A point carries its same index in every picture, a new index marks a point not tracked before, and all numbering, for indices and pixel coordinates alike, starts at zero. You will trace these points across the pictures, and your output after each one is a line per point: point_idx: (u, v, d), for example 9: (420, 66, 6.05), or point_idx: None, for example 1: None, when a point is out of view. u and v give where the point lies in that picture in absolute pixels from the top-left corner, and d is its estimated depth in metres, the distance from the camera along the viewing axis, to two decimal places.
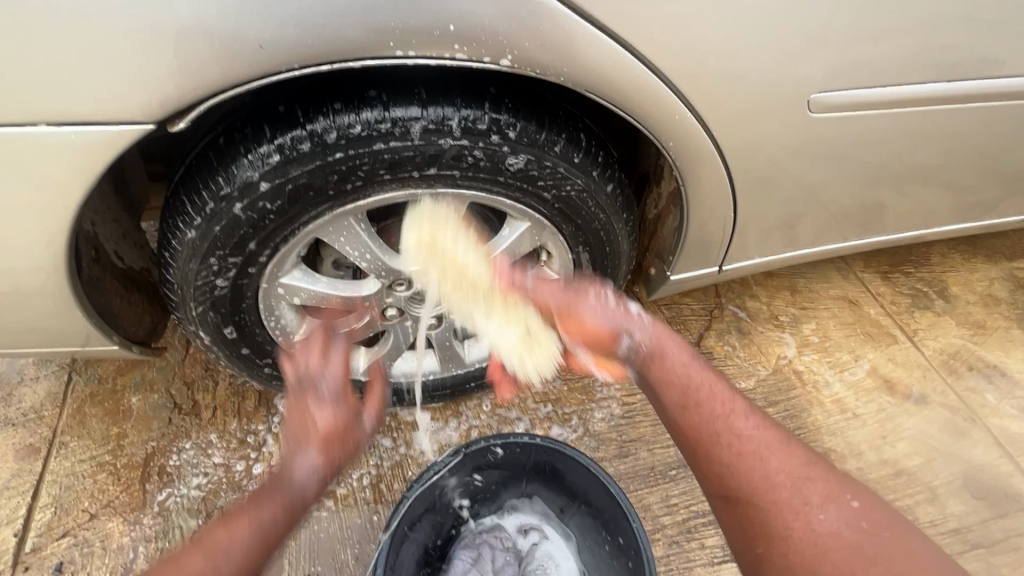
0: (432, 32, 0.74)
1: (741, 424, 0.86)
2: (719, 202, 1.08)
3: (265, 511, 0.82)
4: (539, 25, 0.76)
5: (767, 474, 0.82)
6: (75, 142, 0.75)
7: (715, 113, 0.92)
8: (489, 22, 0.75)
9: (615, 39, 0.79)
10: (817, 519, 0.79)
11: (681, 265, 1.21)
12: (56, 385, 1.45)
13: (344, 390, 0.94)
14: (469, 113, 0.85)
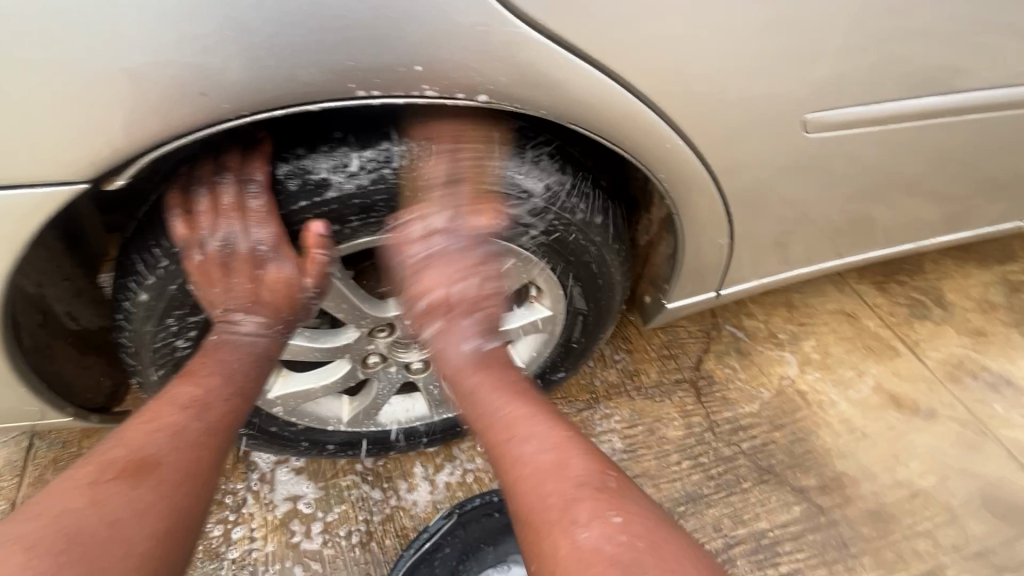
0: (395, 70, 0.67)
1: (552, 453, 0.75)
2: (710, 227, 1.04)
3: (170, 453, 0.68)
4: (514, 58, 0.70)
5: (539, 500, 0.72)
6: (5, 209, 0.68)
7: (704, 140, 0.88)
8: (457, 59, 0.68)
9: (596, 68, 0.74)
10: (578, 538, 0.67)
11: (677, 292, 1.16)
12: (14, 453, 1.34)
13: (295, 285, 0.81)
14: (449, 147, 0.79)
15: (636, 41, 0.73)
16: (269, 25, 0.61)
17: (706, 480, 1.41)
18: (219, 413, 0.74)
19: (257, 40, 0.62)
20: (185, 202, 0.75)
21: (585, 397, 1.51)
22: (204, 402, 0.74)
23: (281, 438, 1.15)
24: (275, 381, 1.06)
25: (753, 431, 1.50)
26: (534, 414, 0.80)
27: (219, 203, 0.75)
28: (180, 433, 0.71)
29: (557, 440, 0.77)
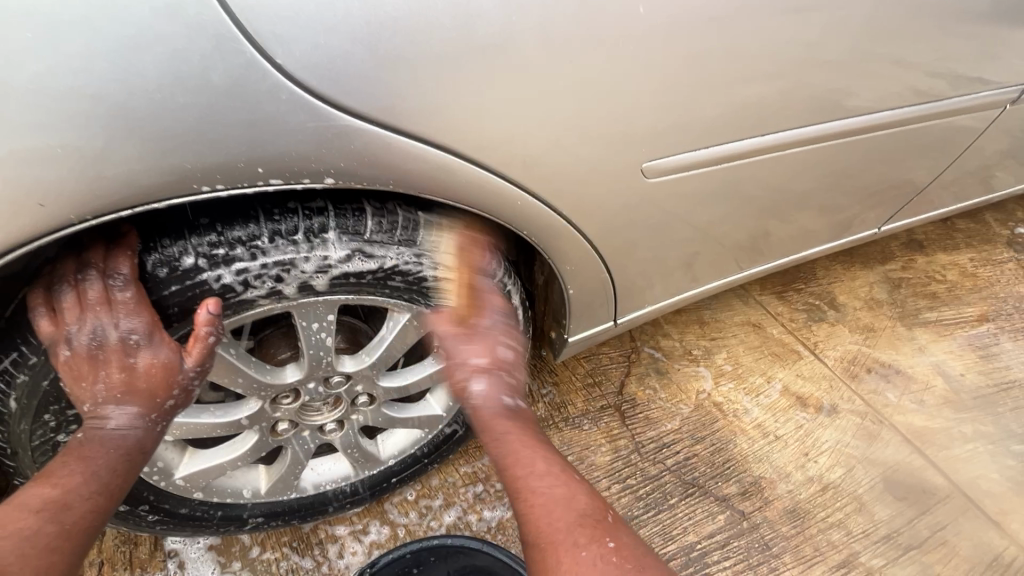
0: (235, 165, 0.67)
1: (563, 489, 0.88)
2: (591, 267, 1.10)
3: (17, 562, 0.66)
4: (356, 146, 0.70)
5: (548, 526, 0.84)
6: None
7: (568, 197, 0.92)
8: (294, 149, 0.68)
9: (443, 148, 0.75)
10: (579, 555, 0.81)
11: (577, 325, 1.24)
12: None
13: (174, 372, 0.79)
14: (314, 220, 0.81)
15: (481, 119, 0.75)
16: (94, 138, 0.59)
17: (635, 501, 1.45)
18: (72, 518, 0.73)
19: (82, 152, 0.60)
20: (49, 300, 0.74)
21: None
22: (62, 504, 0.73)
23: (194, 520, 1.11)
24: (180, 459, 1.03)
25: (676, 447, 1.57)
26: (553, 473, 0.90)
27: (84, 300, 0.74)
28: (32, 538, 0.69)
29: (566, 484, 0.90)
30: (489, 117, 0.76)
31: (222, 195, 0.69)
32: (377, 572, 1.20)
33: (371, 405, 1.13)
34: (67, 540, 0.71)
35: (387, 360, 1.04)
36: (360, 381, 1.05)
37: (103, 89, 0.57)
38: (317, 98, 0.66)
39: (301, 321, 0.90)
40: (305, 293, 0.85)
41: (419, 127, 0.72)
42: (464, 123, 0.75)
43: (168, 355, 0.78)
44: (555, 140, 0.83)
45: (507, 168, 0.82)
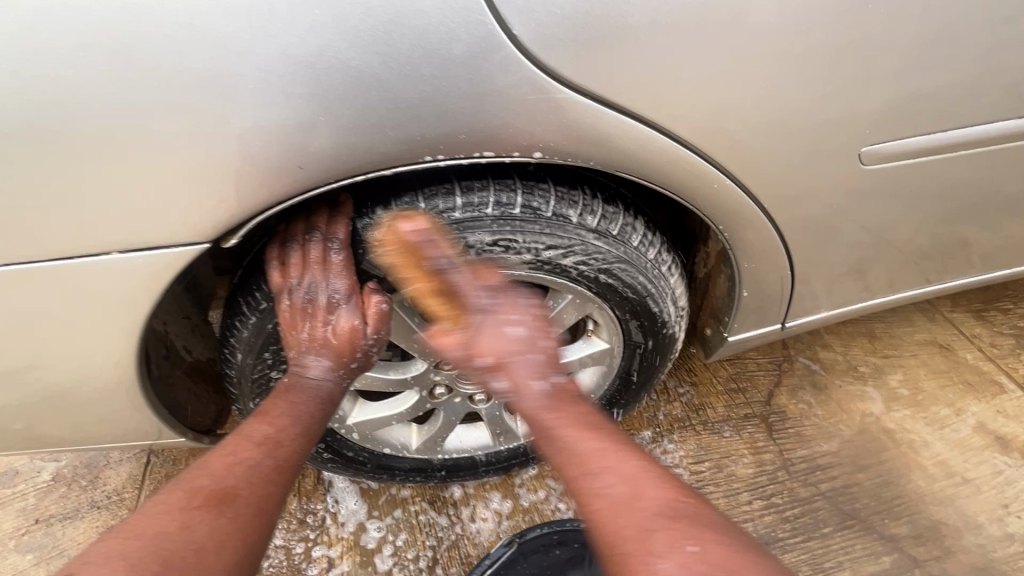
0: (457, 137, 0.69)
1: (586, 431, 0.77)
2: (773, 264, 1.00)
3: (252, 486, 0.78)
4: (569, 118, 0.70)
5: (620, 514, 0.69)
6: (146, 265, 0.73)
7: (766, 182, 0.84)
8: (512, 121, 0.69)
9: (650, 123, 0.72)
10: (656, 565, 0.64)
11: (740, 325, 1.13)
12: (136, 468, 1.54)
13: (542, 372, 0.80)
14: (499, 196, 0.83)
15: (692, 92, 0.71)
16: (350, 111, 0.64)
17: (781, 523, 1.33)
18: (285, 458, 0.84)
19: (339, 122, 0.65)
20: (281, 255, 0.85)
21: (647, 430, 1.49)
22: (279, 443, 0.85)
23: (356, 463, 1.24)
24: (352, 408, 1.15)
25: (833, 472, 1.40)
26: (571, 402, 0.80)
27: (306, 258, 0.83)
28: (257, 467, 0.80)
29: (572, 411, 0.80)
30: (702, 89, 0.72)
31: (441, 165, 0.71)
32: (524, 543, 1.22)
33: None
34: (283, 472, 0.82)
35: None
36: None
37: (366, 63, 0.62)
38: (543, 68, 0.66)
39: None
40: (482, 267, 0.88)
41: (633, 100, 0.70)
42: (676, 95, 0.71)
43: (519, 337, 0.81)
44: (765, 116, 0.76)
45: (710, 147, 0.77)
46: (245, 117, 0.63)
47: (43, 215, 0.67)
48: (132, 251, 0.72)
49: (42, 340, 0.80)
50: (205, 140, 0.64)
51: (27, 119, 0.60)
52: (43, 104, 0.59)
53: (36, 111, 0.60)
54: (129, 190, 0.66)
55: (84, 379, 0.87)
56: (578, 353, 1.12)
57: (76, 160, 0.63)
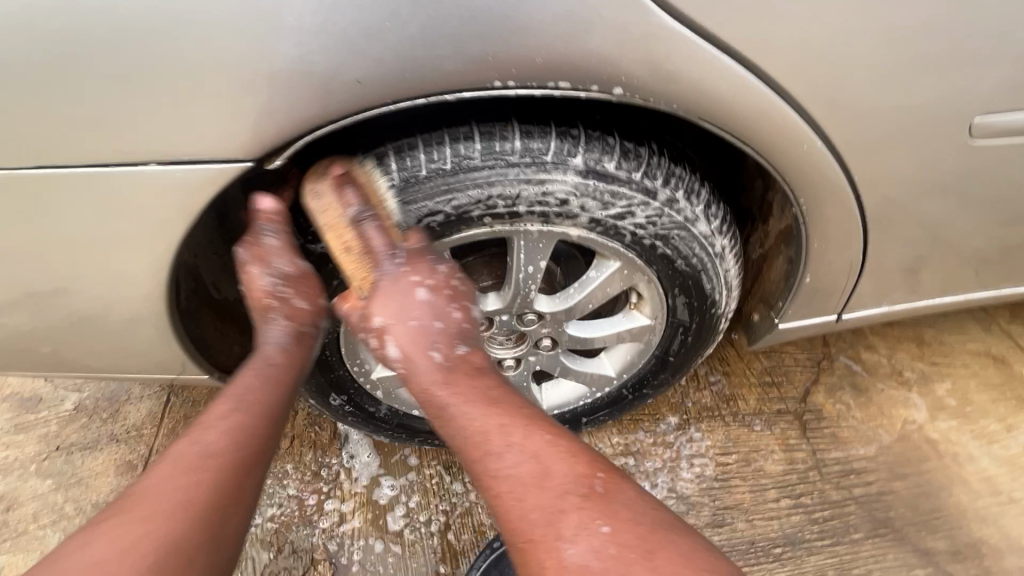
0: (532, 63, 0.62)
1: (467, 401, 0.74)
2: (846, 246, 0.91)
3: (214, 460, 0.69)
4: (660, 50, 0.62)
5: (523, 500, 0.66)
6: (184, 181, 0.68)
7: (857, 150, 0.76)
8: (598, 48, 0.62)
9: (744, 66, 0.65)
10: (564, 552, 0.62)
11: (794, 313, 1.05)
12: (155, 405, 1.54)
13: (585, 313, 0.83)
14: (561, 143, 0.76)
15: (796, 34, 0.63)
16: (418, 21, 0.58)
17: (809, 523, 1.28)
18: (262, 410, 0.76)
19: (404, 36, 0.59)
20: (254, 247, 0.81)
21: (673, 416, 1.44)
22: (256, 397, 0.76)
23: (376, 420, 1.20)
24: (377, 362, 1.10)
25: (868, 478, 1.33)
26: (463, 373, 0.77)
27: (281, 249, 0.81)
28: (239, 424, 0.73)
29: (458, 370, 0.77)
30: (808, 32, 0.63)
31: (512, 95, 0.65)
32: None
33: (552, 350, 1.11)
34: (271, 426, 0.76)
35: (585, 307, 0.99)
36: (551, 323, 1.02)
37: None
38: None
39: (519, 250, 0.87)
40: (533, 220, 0.82)
41: (729, 36, 0.62)
42: (779, 36, 0.63)
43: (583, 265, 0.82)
44: (872, 72, 0.68)
45: (804, 103, 0.69)
46: (303, 21, 0.57)
47: (85, 118, 0.63)
48: (171, 164, 0.67)
49: (73, 256, 0.77)
50: (257, 44, 0.59)
51: (74, 6, 0.56)
52: None
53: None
54: (172, 94, 0.62)
55: (112, 304, 0.84)
56: (617, 326, 1.07)
57: (122, 58, 0.59)
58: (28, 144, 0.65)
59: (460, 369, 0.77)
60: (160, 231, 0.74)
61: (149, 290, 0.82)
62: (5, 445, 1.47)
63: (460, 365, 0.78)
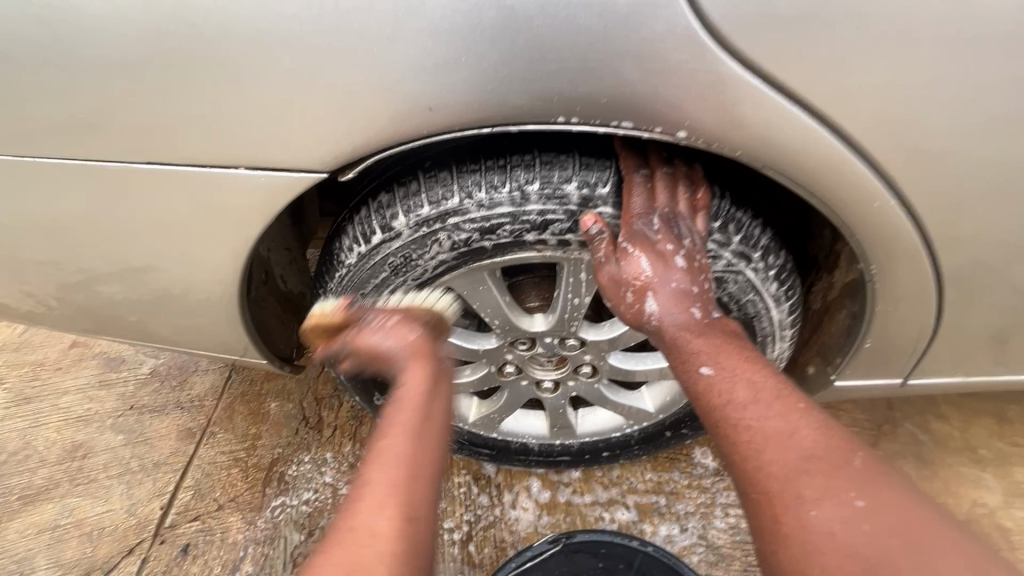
0: (596, 101, 0.64)
1: (750, 373, 0.70)
2: (917, 309, 0.85)
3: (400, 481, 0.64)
4: (727, 99, 0.62)
5: (771, 465, 0.62)
6: (266, 185, 0.76)
7: (940, 210, 0.71)
8: (663, 92, 0.62)
9: (818, 118, 0.63)
10: (806, 515, 0.57)
11: (852, 370, 1.00)
12: (218, 380, 1.67)
13: (693, 302, 0.77)
14: (618, 177, 0.77)
15: (879, 88, 0.61)
16: (494, 56, 0.61)
17: None
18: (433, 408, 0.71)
19: (480, 67, 0.62)
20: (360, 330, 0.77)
21: (712, 459, 1.40)
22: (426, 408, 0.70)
23: None
24: None
25: None
26: (722, 339, 0.74)
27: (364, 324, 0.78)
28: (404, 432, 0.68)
29: (718, 343, 0.74)
30: (894, 88, 0.61)
31: (573, 129, 0.67)
32: (572, 544, 1.13)
33: (592, 378, 1.11)
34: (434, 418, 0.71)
35: (629, 337, 1.03)
36: (592, 350, 1.03)
37: (521, 6, 0.59)
38: (712, 38, 0.59)
39: (566, 275, 0.89)
40: (584, 247, 0.82)
41: (802, 86, 0.61)
42: (861, 89, 0.61)
43: (684, 272, 0.77)
44: (963, 130, 0.64)
45: (882, 159, 0.66)
46: (388, 48, 0.62)
47: (189, 123, 0.70)
48: (258, 169, 0.74)
49: (166, 241, 0.86)
50: (344, 67, 0.64)
51: (191, 24, 0.63)
52: (209, 13, 0.62)
53: (200, 18, 0.62)
54: (266, 106, 0.68)
55: (193, 287, 0.93)
56: (661, 362, 1.08)
57: (225, 72, 0.66)
58: (140, 141, 0.73)
59: (720, 333, 0.76)
60: (242, 226, 0.82)
61: (224, 277, 0.90)
62: (88, 398, 1.64)
63: (714, 330, 0.76)
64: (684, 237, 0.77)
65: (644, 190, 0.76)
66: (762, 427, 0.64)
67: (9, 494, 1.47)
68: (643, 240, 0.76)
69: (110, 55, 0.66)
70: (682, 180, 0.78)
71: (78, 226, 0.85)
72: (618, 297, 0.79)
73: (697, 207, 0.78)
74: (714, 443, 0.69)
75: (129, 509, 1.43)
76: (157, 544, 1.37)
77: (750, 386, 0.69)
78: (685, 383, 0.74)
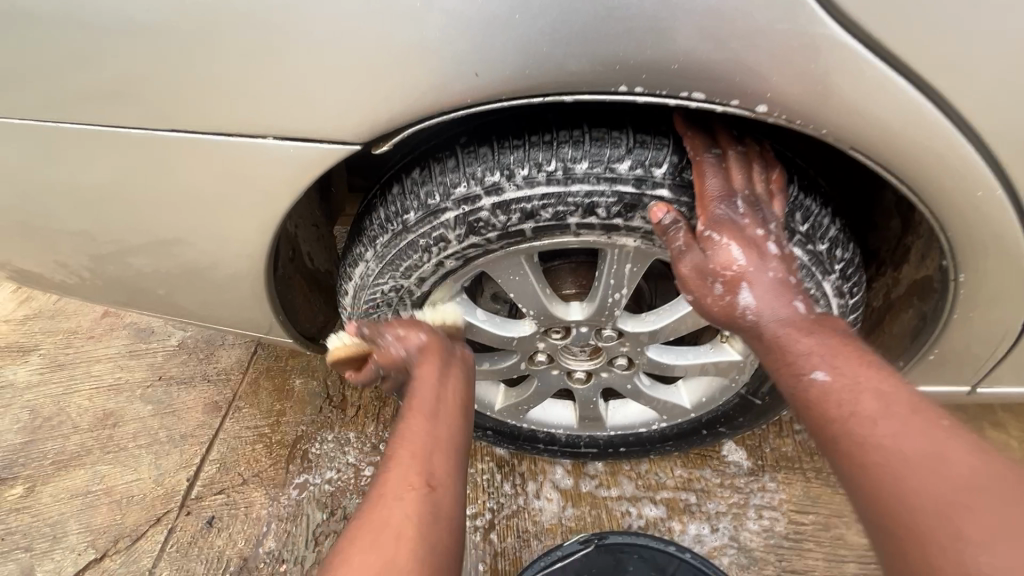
0: (663, 69, 0.57)
1: (876, 382, 0.61)
2: (1002, 314, 0.77)
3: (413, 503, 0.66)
4: (818, 66, 0.55)
5: (915, 495, 0.52)
6: (295, 156, 0.71)
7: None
8: (742, 57, 0.55)
9: (920, 91, 0.55)
10: (973, 560, 0.46)
11: (914, 376, 0.92)
12: (244, 355, 1.67)
13: (794, 294, 0.70)
14: (674, 156, 0.70)
15: (997, 58, 0.52)
16: (550, 13, 0.55)
17: None
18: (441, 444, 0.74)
19: (533, 26, 0.56)
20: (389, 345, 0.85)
21: (746, 458, 1.34)
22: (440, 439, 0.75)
23: None
24: None
25: None
26: (834, 337, 0.67)
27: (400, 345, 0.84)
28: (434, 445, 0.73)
29: (834, 346, 0.66)
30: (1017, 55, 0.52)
31: (634, 100, 0.60)
32: (603, 547, 1.10)
33: (627, 371, 1.06)
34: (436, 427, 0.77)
35: (671, 330, 0.96)
36: (630, 342, 0.98)
37: None
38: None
39: (609, 262, 0.83)
40: (632, 234, 0.76)
41: (907, 52, 0.52)
42: (974, 57, 0.52)
43: (778, 260, 0.70)
44: None
45: (989, 142, 0.58)
46: (434, 6, 0.56)
47: (216, 86, 0.66)
48: (285, 140, 0.70)
49: (193, 214, 0.82)
50: (383, 24, 0.58)
51: None
52: None
53: None
54: (296, 70, 0.63)
55: (221, 261, 0.90)
56: (702, 358, 1.02)
57: (254, 30, 0.61)
58: (166, 106, 0.69)
59: (828, 330, 0.68)
60: (270, 199, 0.78)
61: (251, 252, 0.87)
62: (119, 367, 1.66)
63: (823, 328, 0.68)
64: (774, 220, 0.70)
65: (718, 171, 0.69)
66: (906, 452, 0.54)
67: (43, 458, 1.50)
68: (730, 225, 0.69)
69: (135, 10, 0.61)
70: (757, 161, 0.70)
71: (105, 196, 0.83)
72: (704, 290, 0.71)
73: (775, 190, 0.70)
74: (834, 468, 0.60)
75: (156, 478, 1.45)
76: (183, 515, 1.38)
77: (879, 403, 0.59)
78: (791, 387, 0.66)
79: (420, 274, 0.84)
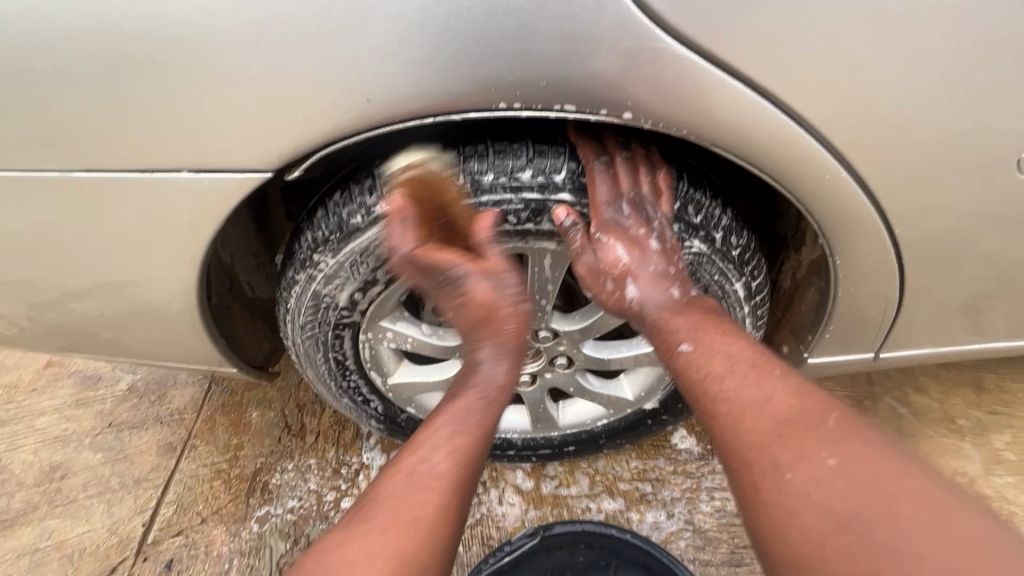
0: (536, 85, 0.63)
1: (727, 347, 0.74)
2: (879, 286, 0.85)
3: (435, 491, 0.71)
4: (662, 75, 0.62)
5: (748, 434, 0.67)
6: (211, 187, 0.74)
7: (895, 183, 0.71)
8: (598, 70, 0.62)
9: (758, 91, 0.63)
10: (783, 479, 0.62)
11: (823, 349, 1.00)
12: (197, 392, 1.64)
13: (671, 282, 0.80)
14: (572, 163, 0.76)
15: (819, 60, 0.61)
16: (428, 43, 0.61)
17: None
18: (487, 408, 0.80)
19: (416, 55, 0.62)
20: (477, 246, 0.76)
21: (696, 444, 1.41)
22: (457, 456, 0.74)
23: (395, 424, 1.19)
24: (395, 367, 1.07)
25: None
26: (703, 316, 0.78)
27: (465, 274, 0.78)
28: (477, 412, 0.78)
29: (701, 321, 0.78)
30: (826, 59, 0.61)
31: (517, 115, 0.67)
32: (550, 536, 1.13)
33: (568, 369, 1.10)
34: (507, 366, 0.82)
35: (602, 325, 1.02)
36: (566, 340, 1.02)
37: None
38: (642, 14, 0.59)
39: (532, 265, 0.87)
40: (544, 238, 0.81)
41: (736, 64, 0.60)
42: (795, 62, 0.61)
43: (659, 254, 0.79)
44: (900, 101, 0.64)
45: (830, 132, 0.66)
46: (321, 42, 0.61)
47: (126, 127, 0.69)
48: (201, 173, 0.73)
49: (120, 253, 0.84)
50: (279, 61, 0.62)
51: (114, 23, 0.61)
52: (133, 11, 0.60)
53: (125, 17, 0.61)
54: (203, 106, 0.66)
55: (152, 298, 0.91)
56: (635, 349, 1.08)
57: (158, 72, 0.64)
58: (80, 149, 0.71)
59: (699, 309, 0.79)
60: (193, 232, 0.80)
61: (182, 287, 0.89)
62: (65, 418, 1.61)
63: (694, 309, 0.79)
64: (654, 218, 0.78)
65: (607, 177, 0.76)
66: (742, 402, 0.69)
67: None
68: (614, 228, 0.78)
69: (37, 59, 0.64)
70: (643, 164, 0.77)
71: (28, 240, 0.83)
72: (597, 285, 0.82)
73: (660, 190, 0.78)
74: (699, 417, 0.75)
75: (110, 527, 1.41)
76: (141, 562, 1.35)
77: (727, 362, 0.73)
78: (666, 360, 0.78)
79: (351, 292, 0.87)
